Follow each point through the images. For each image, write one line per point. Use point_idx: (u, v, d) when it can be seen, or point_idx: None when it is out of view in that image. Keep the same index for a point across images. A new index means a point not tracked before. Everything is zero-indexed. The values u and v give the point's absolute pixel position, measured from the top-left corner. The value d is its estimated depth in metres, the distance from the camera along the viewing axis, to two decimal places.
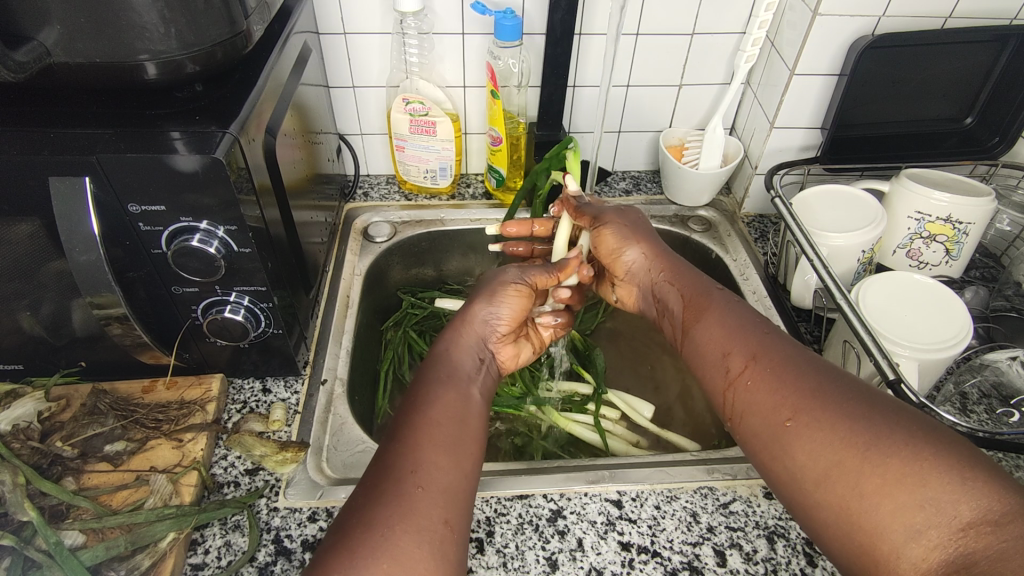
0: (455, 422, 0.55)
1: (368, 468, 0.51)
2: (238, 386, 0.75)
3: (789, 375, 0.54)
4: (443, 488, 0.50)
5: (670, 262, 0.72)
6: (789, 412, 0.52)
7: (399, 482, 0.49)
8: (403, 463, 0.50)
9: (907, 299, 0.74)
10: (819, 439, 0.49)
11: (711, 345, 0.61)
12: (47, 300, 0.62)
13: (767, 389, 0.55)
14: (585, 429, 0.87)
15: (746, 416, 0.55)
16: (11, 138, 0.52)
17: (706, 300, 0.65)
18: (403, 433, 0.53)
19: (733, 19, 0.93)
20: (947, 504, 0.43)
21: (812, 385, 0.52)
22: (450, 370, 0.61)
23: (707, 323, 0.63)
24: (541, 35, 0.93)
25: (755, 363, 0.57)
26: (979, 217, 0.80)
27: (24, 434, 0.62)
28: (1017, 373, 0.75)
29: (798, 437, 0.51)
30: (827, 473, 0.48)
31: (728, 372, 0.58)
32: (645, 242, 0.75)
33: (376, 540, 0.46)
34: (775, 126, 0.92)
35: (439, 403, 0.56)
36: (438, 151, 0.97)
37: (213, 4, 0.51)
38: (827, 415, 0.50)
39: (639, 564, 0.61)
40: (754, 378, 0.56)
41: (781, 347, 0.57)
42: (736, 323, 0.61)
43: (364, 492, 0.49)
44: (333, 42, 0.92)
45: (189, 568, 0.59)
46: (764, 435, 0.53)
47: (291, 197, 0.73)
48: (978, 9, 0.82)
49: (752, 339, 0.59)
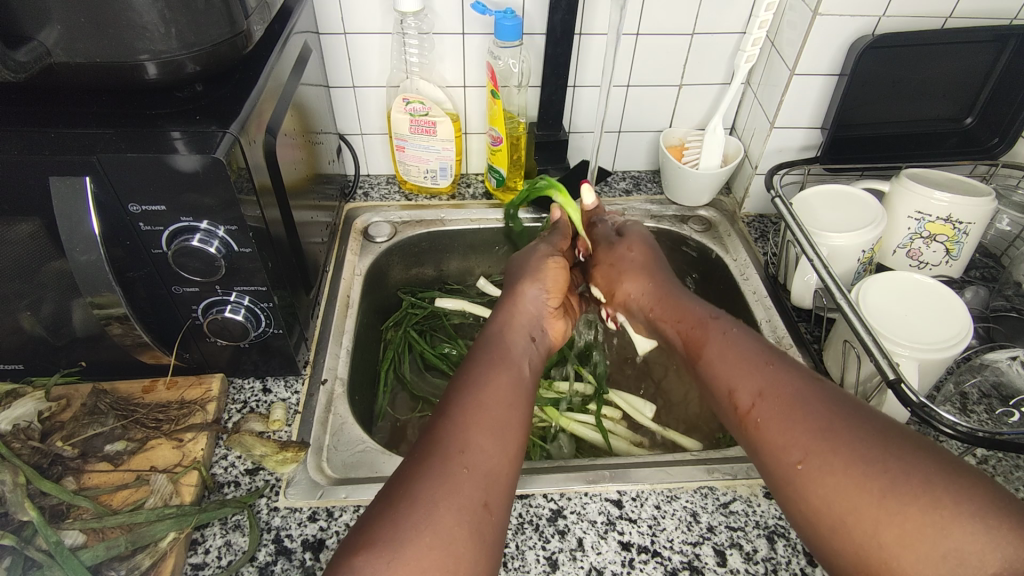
0: (505, 405, 0.54)
1: (415, 443, 0.51)
2: (238, 386, 0.75)
3: (798, 413, 0.52)
4: (490, 469, 0.50)
5: (669, 292, 0.71)
6: (799, 454, 0.50)
7: (446, 460, 0.49)
8: (449, 440, 0.51)
9: (907, 299, 0.75)
10: (831, 482, 0.48)
11: (718, 379, 0.60)
12: (47, 300, 0.62)
13: (777, 428, 0.53)
14: (586, 429, 0.87)
15: (759, 455, 0.54)
16: (11, 137, 0.52)
17: (707, 331, 0.64)
18: (451, 413, 0.53)
19: (733, 19, 0.93)
20: (969, 556, 0.42)
21: (824, 424, 0.51)
22: (502, 353, 0.60)
23: (709, 360, 0.62)
24: (541, 35, 0.93)
25: (762, 401, 0.55)
26: (979, 217, 0.80)
27: (24, 434, 0.62)
28: (1017, 373, 0.75)
29: (810, 482, 0.49)
30: (843, 514, 0.47)
31: (738, 410, 0.57)
32: (645, 273, 0.75)
33: (419, 514, 0.46)
34: (775, 126, 0.92)
35: (493, 381, 0.56)
36: (439, 151, 0.97)
37: (213, 4, 0.51)
38: (840, 456, 0.48)
39: (639, 564, 0.61)
40: (762, 416, 0.54)
41: (788, 381, 0.55)
42: (740, 356, 0.59)
43: (413, 465, 0.49)
44: (333, 43, 0.92)
45: (189, 568, 0.59)
46: (778, 480, 0.52)
47: (292, 197, 0.73)
48: (978, 9, 0.82)
49: (756, 372, 0.57)
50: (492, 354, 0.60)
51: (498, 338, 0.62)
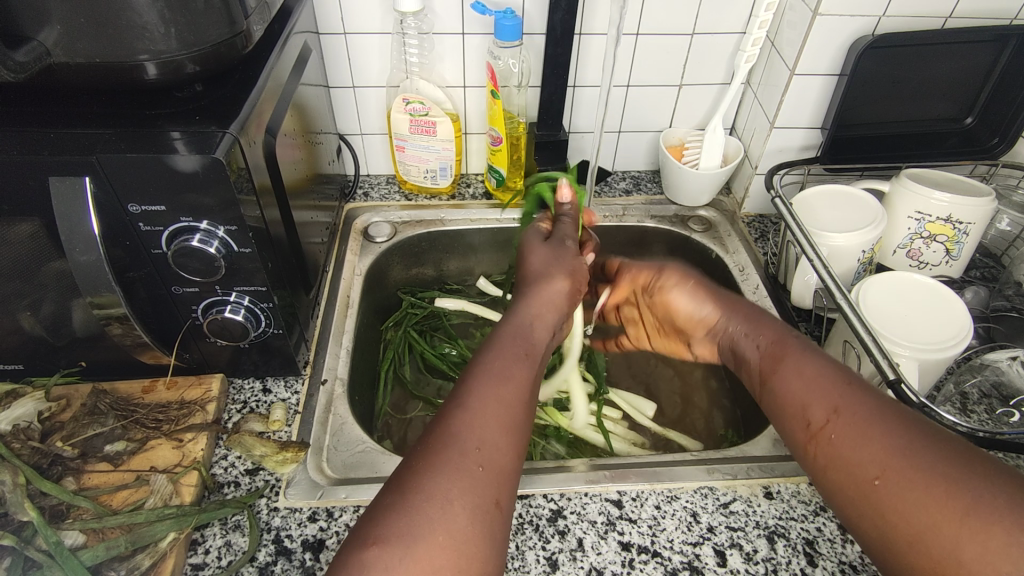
0: (518, 401, 0.53)
1: (428, 432, 0.50)
2: (238, 386, 0.75)
3: (875, 433, 0.50)
4: (502, 468, 0.49)
5: (741, 308, 0.67)
6: (877, 470, 0.48)
7: (462, 456, 0.48)
8: (466, 436, 0.49)
9: (908, 299, 0.75)
10: (913, 498, 0.46)
11: (790, 396, 0.57)
12: (47, 300, 0.62)
13: (853, 444, 0.51)
14: (586, 429, 0.87)
15: (831, 473, 0.52)
16: (11, 137, 0.52)
17: (784, 346, 0.61)
18: (468, 405, 0.51)
19: (733, 19, 0.93)
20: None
21: (905, 438, 0.48)
22: (524, 346, 0.58)
23: (783, 376, 0.59)
24: (541, 35, 0.93)
25: (837, 418, 0.53)
26: (979, 217, 0.80)
27: (24, 434, 0.62)
28: (1017, 373, 0.75)
29: (886, 498, 0.47)
30: (921, 534, 0.45)
31: (811, 427, 0.54)
32: (711, 291, 0.70)
33: (434, 510, 0.45)
34: (776, 126, 0.92)
35: (512, 376, 0.54)
36: (439, 151, 0.97)
37: (213, 4, 0.51)
38: (921, 476, 0.46)
39: (639, 564, 0.61)
40: (837, 433, 0.52)
41: (866, 399, 0.53)
42: (815, 372, 0.57)
43: (427, 455, 0.48)
44: (333, 43, 0.92)
45: (189, 568, 0.59)
46: (854, 499, 0.50)
47: (291, 197, 0.73)
48: (978, 9, 0.82)
49: (834, 392, 0.54)
50: (513, 348, 0.57)
51: (520, 330, 0.59)
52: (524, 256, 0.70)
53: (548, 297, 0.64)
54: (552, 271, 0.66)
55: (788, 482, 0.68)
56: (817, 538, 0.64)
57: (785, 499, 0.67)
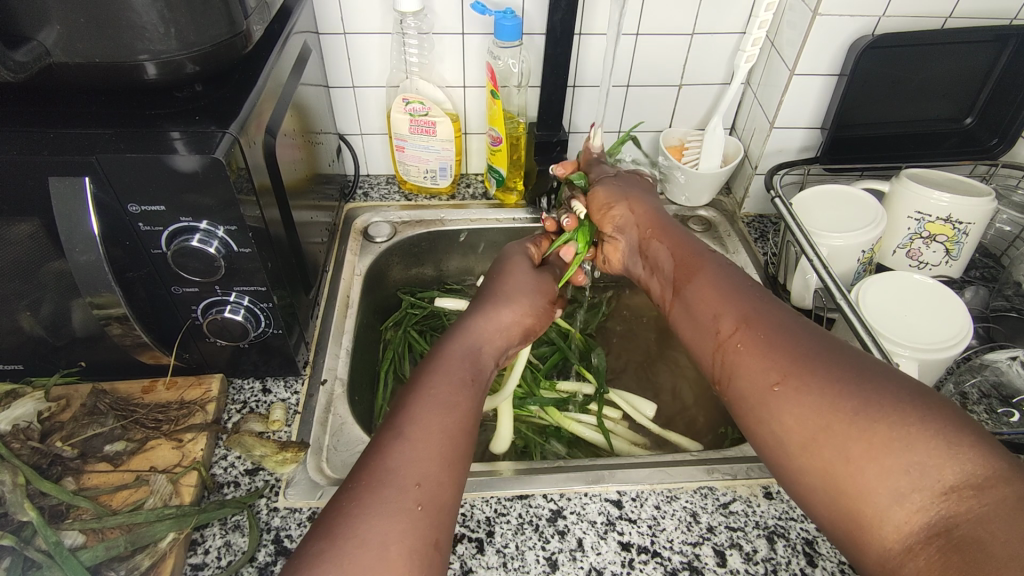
0: (460, 432, 0.53)
1: (362, 467, 0.49)
2: (238, 386, 0.75)
3: (778, 341, 0.54)
4: (442, 507, 0.48)
5: (663, 222, 0.73)
6: (778, 376, 0.52)
7: (399, 493, 0.47)
8: (403, 471, 0.48)
9: (907, 299, 0.75)
10: (807, 402, 0.50)
11: (702, 304, 0.63)
12: (47, 300, 0.62)
13: (757, 352, 0.55)
14: (587, 430, 0.87)
15: (736, 381, 0.56)
16: (11, 137, 0.52)
17: (699, 262, 0.67)
18: (405, 432, 0.51)
19: (733, 19, 0.93)
20: (930, 468, 0.42)
21: (803, 349, 0.53)
22: (472, 372, 0.59)
23: (695, 285, 0.65)
24: (541, 35, 0.93)
25: (745, 327, 0.58)
26: (979, 217, 0.80)
27: (24, 434, 0.62)
28: (1017, 373, 0.74)
29: (784, 400, 0.51)
30: (814, 436, 0.48)
31: (719, 334, 0.59)
32: (643, 202, 0.76)
33: (365, 558, 0.43)
34: (776, 126, 0.92)
35: (452, 406, 0.54)
36: (438, 151, 0.97)
37: (213, 4, 0.51)
38: (814, 380, 0.50)
39: (639, 564, 0.61)
40: (744, 341, 0.57)
41: (773, 314, 0.57)
42: (728, 285, 0.62)
43: (360, 494, 0.47)
44: (333, 42, 0.92)
45: (189, 568, 0.59)
46: (753, 402, 0.54)
47: (291, 197, 0.73)
48: (978, 9, 0.82)
49: (743, 302, 0.60)
50: (454, 373, 0.57)
51: (468, 353, 0.60)
52: (495, 271, 0.74)
53: (504, 322, 0.66)
54: (513, 299, 0.68)
55: None
56: (817, 538, 0.64)
57: (785, 499, 0.67)
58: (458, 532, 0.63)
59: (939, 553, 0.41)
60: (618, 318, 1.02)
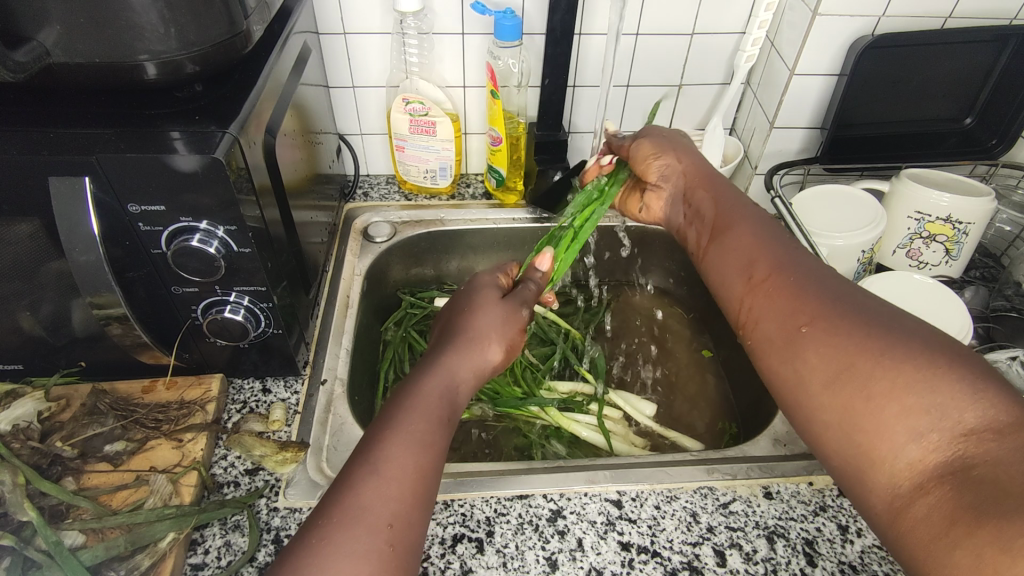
0: (432, 469, 0.50)
1: (331, 502, 0.47)
2: (238, 386, 0.75)
3: (808, 288, 0.55)
4: (412, 547, 0.46)
5: (704, 173, 0.72)
6: (806, 318, 0.53)
7: (371, 535, 0.45)
8: (377, 509, 0.46)
9: (907, 298, 0.75)
10: (832, 344, 0.50)
11: (739, 252, 0.63)
12: (47, 300, 0.62)
13: (787, 296, 0.56)
14: (586, 429, 0.87)
15: (763, 322, 0.57)
16: (11, 137, 0.52)
17: (737, 212, 0.67)
18: (376, 468, 0.48)
19: (733, 19, 0.93)
20: (950, 410, 0.42)
21: (834, 295, 0.53)
22: (447, 408, 0.54)
23: (735, 233, 0.65)
24: (541, 35, 0.93)
25: (777, 273, 0.58)
26: (978, 217, 0.80)
27: (24, 434, 0.62)
28: (1018, 373, 0.73)
29: (809, 342, 0.52)
30: (837, 375, 0.49)
31: (751, 280, 0.60)
32: (678, 150, 0.74)
33: None
34: (775, 126, 0.92)
35: (428, 443, 0.51)
36: (438, 151, 0.97)
37: (213, 4, 0.51)
38: (842, 323, 0.50)
39: (638, 564, 0.61)
40: (774, 286, 0.57)
41: (806, 264, 0.57)
42: (765, 236, 0.62)
43: (331, 530, 0.45)
44: (333, 42, 0.92)
45: (189, 568, 0.59)
46: (778, 341, 0.55)
47: (291, 197, 0.73)
48: (977, 9, 0.82)
49: (779, 252, 0.60)
50: (428, 409, 0.53)
51: (445, 390, 0.55)
52: (462, 297, 0.67)
53: (477, 362, 0.59)
54: (487, 336, 0.60)
55: (787, 482, 0.68)
56: (817, 538, 0.64)
57: (784, 499, 0.67)
58: (458, 532, 0.63)
59: (953, 492, 0.41)
60: (618, 318, 1.02)
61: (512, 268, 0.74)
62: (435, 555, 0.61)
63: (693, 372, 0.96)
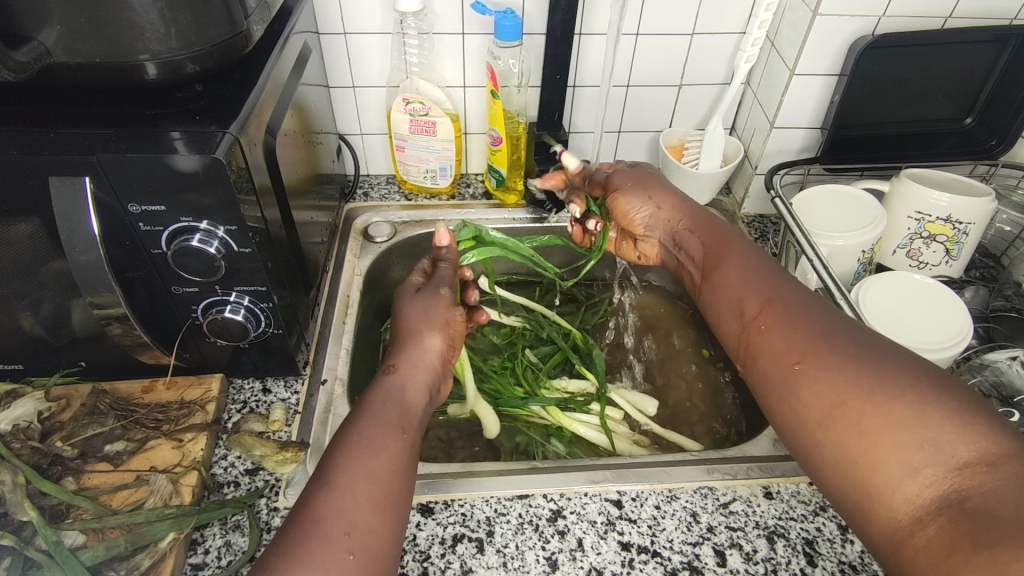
0: (392, 477, 0.50)
1: (287, 522, 0.46)
2: (238, 386, 0.75)
3: (800, 323, 0.55)
4: (376, 556, 0.46)
5: (692, 211, 0.72)
6: (798, 355, 0.53)
7: (328, 545, 0.44)
8: (334, 519, 0.46)
9: (910, 299, 0.75)
10: (825, 379, 0.50)
11: (730, 288, 0.63)
12: (47, 300, 0.62)
13: (779, 332, 0.55)
14: (587, 429, 0.87)
15: (759, 359, 0.57)
16: (11, 137, 0.52)
17: (726, 246, 0.66)
18: (331, 482, 0.48)
19: (734, 19, 0.93)
20: (944, 445, 0.43)
21: (824, 330, 0.53)
22: (400, 415, 0.55)
23: (727, 266, 0.65)
24: (541, 35, 0.93)
25: (769, 308, 0.58)
26: (978, 217, 0.80)
27: (24, 434, 0.62)
28: (1017, 373, 0.72)
29: (803, 378, 0.52)
30: (830, 413, 0.49)
31: (744, 316, 0.60)
32: (656, 188, 0.75)
33: None
34: (775, 126, 0.92)
35: (381, 450, 0.51)
36: (438, 151, 0.97)
37: (212, 3, 0.51)
38: (833, 359, 0.50)
39: (638, 564, 0.61)
40: (766, 322, 0.57)
41: (795, 296, 0.57)
42: (755, 268, 0.62)
43: (286, 548, 0.44)
44: (333, 42, 0.92)
45: (189, 568, 0.59)
46: (772, 378, 0.54)
47: (291, 197, 0.73)
48: (978, 9, 0.82)
49: (767, 286, 0.60)
50: (378, 419, 0.53)
51: (393, 399, 0.56)
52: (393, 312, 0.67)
53: (423, 359, 0.61)
54: (420, 329, 0.63)
55: (788, 482, 0.68)
56: (817, 538, 0.64)
57: (785, 499, 0.67)
58: (458, 532, 0.63)
59: (948, 522, 0.41)
60: (618, 316, 1.02)
61: (424, 264, 0.73)
62: (435, 555, 0.61)
63: (695, 371, 0.95)
